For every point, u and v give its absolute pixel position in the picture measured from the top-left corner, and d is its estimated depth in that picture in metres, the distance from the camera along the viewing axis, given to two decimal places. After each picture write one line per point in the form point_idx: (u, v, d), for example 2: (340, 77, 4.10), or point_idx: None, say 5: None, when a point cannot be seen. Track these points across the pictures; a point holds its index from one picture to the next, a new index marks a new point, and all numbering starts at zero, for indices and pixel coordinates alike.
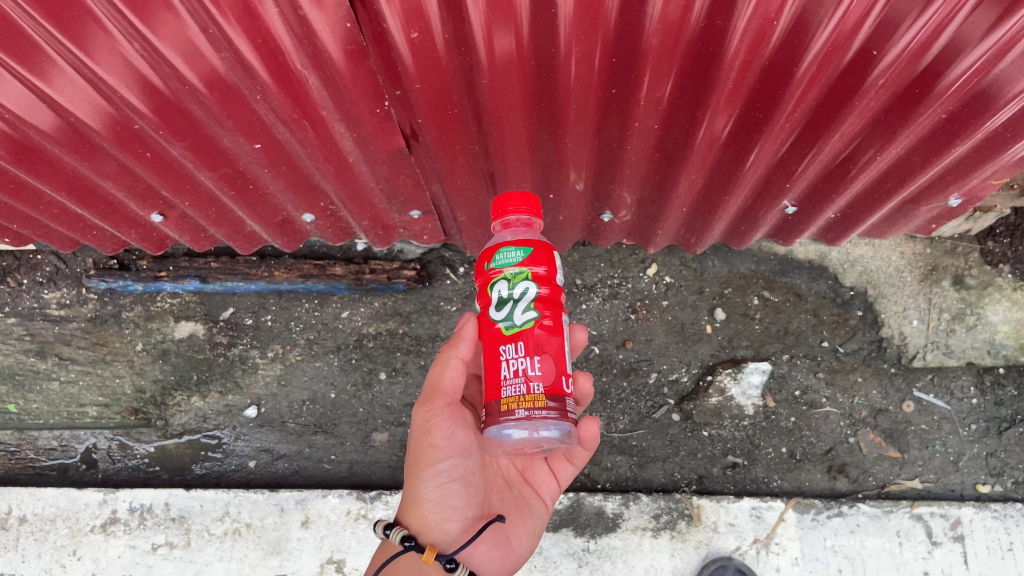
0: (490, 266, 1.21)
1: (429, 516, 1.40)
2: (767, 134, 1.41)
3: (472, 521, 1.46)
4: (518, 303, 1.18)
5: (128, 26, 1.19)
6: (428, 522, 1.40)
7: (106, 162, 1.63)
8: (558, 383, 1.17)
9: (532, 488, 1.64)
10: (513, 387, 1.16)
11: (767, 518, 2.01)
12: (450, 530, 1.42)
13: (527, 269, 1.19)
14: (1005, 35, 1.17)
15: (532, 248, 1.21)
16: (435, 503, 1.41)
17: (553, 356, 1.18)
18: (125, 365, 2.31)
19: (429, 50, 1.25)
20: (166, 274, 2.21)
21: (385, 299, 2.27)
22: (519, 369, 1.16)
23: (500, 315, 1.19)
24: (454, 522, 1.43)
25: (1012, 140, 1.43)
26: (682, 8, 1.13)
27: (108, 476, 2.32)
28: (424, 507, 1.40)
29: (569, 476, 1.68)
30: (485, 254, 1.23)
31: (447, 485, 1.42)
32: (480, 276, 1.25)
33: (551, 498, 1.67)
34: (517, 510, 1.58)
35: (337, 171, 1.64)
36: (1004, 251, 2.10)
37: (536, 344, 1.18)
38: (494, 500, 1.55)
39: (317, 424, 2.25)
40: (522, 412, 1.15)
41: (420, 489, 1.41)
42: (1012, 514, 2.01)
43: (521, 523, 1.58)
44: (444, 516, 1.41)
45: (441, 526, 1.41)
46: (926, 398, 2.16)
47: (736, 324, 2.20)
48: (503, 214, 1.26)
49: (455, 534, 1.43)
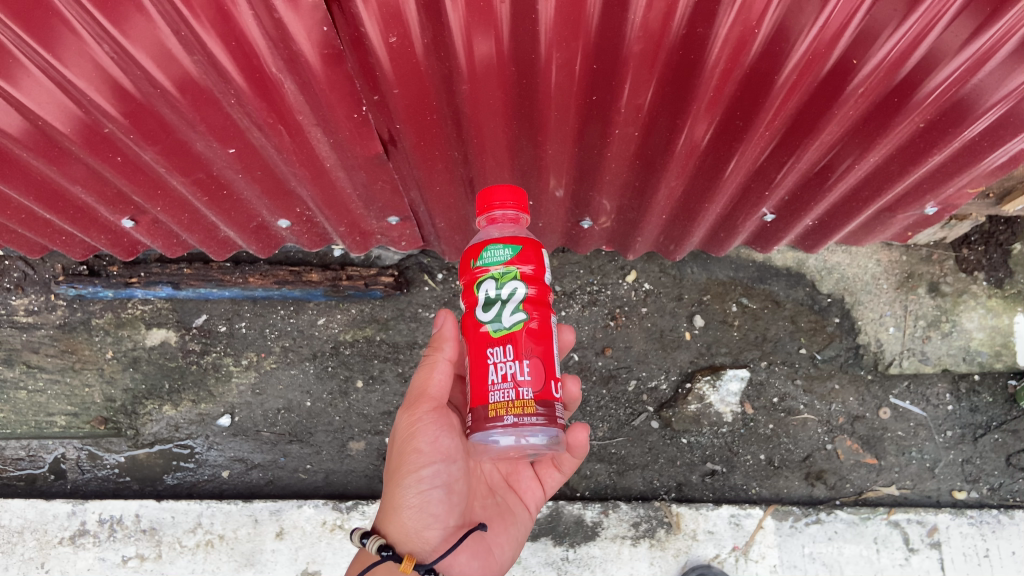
0: (477, 265, 1.19)
1: (408, 524, 1.37)
2: (747, 143, 1.41)
3: (453, 530, 1.43)
4: (507, 303, 1.16)
5: (98, 29, 1.16)
6: (406, 530, 1.37)
7: (76, 167, 1.59)
8: (546, 389, 1.16)
9: (516, 495, 1.63)
10: (502, 391, 1.14)
11: (746, 525, 2.00)
12: (430, 538, 1.39)
13: (515, 269, 1.17)
14: (983, 44, 1.17)
15: (520, 246, 1.19)
16: (416, 511, 1.38)
17: (542, 359, 1.17)
18: (95, 374, 2.25)
19: (407, 54, 1.23)
20: (137, 281, 2.16)
21: (362, 305, 2.23)
22: (507, 373, 1.14)
23: (487, 316, 1.17)
24: (434, 530, 1.39)
25: (988, 149, 1.44)
26: (663, 15, 1.12)
27: (77, 486, 2.27)
28: (403, 515, 1.38)
29: (555, 483, 1.67)
30: (471, 252, 1.21)
31: (429, 492, 1.39)
32: (465, 275, 1.22)
33: (534, 505, 1.65)
34: (500, 518, 1.56)
35: (314, 176, 1.61)
36: (979, 258, 2.12)
37: (524, 347, 1.16)
38: (477, 507, 1.52)
39: (292, 433, 2.22)
40: (511, 419, 1.13)
41: (400, 494, 1.38)
42: (987, 520, 2.02)
43: (503, 532, 1.55)
44: (424, 524, 1.38)
45: (420, 535, 1.38)
46: (902, 405, 2.17)
47: (714, 330, 2.20)
48: (489, 209, 1.25)
49: (435, 543, 1.40)
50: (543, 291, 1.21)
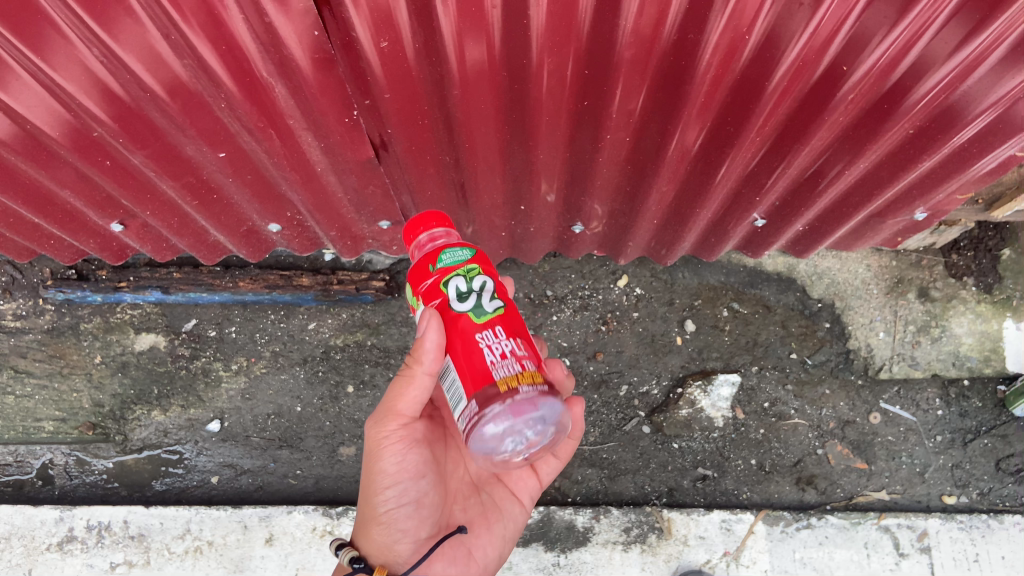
0: (437, 268, 1.12)
1: (379, 540, 1.39)
2: (738, 148, 1.42)
3: (428, 540, 1.43)
4: (482, 293, 1.10)
5: (87, 32, 1.15)
6: (377, 546, 1.39)
7: (65, 170, 1.58)
8: (541, 365, 1.08)
9: (505, 490, 1.58)
10: (506, 367, 1.03)
11: (737, 530, 2.01)
12: (402, 551, 1.40)
13: (477, 266, 1.13)
14: (972, 52, 1.18)
15: (474, 250, 1.16)
16: (385, 527, 1.38)
17: (528, 342, 1.10)
18: (83, 379, 2.24)
19: (399, 59, 1.23)
20: (126, 285, 2.15)
21: (353, 310, 2.23)
22: (505, 350, 1.05)
23: (467, 306, 1.09)
24: (405, 543, 1.40)
25: (977, 156, 1.45)
26: (655, 21, 1.13)
27: (65, 492, 2.26)
28: (373, 531, 1.39)
29: (550, 472, 1.62)
30: (422, 263, 1.13)
31: (397, 510, 1.38)
32: (421, 287, 1.13)
33: (524, 501, 1.59)
34: (483, 517, 1.52)
35: (304, 181, 1.60)
36: (968, 263, 2.14)
37: (512, 328, 1.09)
38: (456, 510, 1.50)
39: (282, 438, 2.21)
40: (526, 389, 1.02)
41: (369, 512, 1.38)
42: (977, 525, 2.04)
43: (486, 532, 1.51)
44: (394, 538, 1.39)
45: (391, 547, 1.39)
46: (892, 410, 2.18)
47: (706, 335, 2.20)
48: (418, 234, 1.18)
49: (408, 556, 1.40)
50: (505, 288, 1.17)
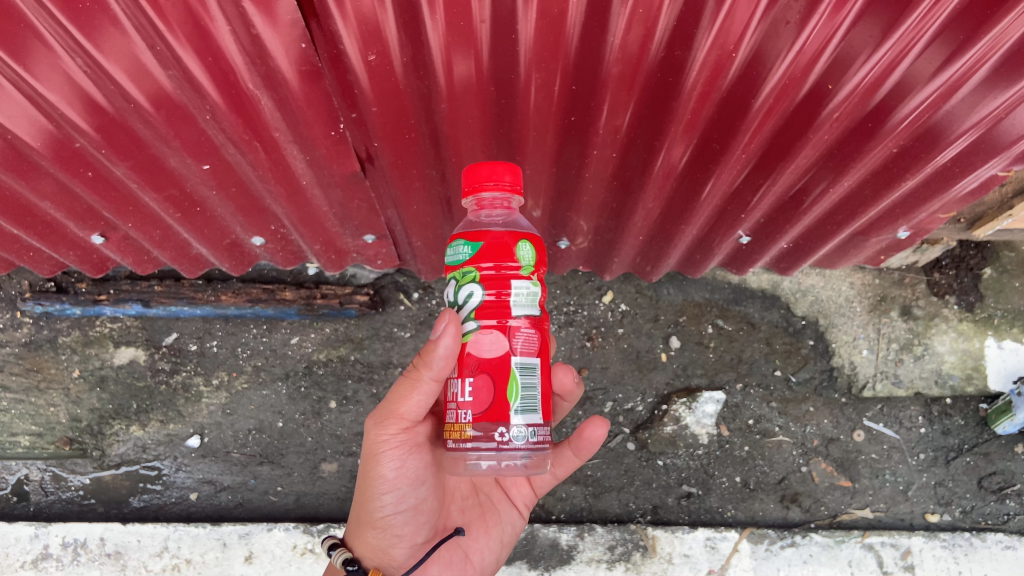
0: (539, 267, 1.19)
1: (373, 543, 1.38)
2: (723, 166, 1.42)
3: (422, 545, 1.43)
4: None
5: (71, 42, 1.14)
6: (371, 548, 1.39)
7: (45, 181, 1.56)
8: None
9: (501, 492, 1.59)
10: None
11: (721, 548, 2.01)
12: (397, 555, 1.40)
13: None
14: (954, 72, 1.19)
15: None
16: (380, 531, 1.37)
17: None
18: (60, 394, 2.20)
19: (386, 72, 1.22)
20: (106, 298, 2.12)
21: (336, 324, 2.20)
22: None
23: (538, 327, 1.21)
24: (400, 548, 1.40)
25: (959, 175, 1.46)
26: (642, 38, 1.13)
27: (40, 509, 2.22)
28: (367, 534, 1.38)
29: (546, 483, 1.61)
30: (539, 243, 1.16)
31: (394, 516, 1.37)
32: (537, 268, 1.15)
33: (524, 504, 1.61)
34: (481, 520, 1.54)
35: (289, 194, 1.59)
36: (950, 282, 2.16)
37: None
38: (454, 512, 1.51)
39: (263, 454, 2.18)
40: None
41: (365, 515, 1.36)
42: (960, 543, 2.06)
43: (484, 535, 1.53)
44: (389, 543, 1.39)
45: (386, 552, 1.39)
46: (876, 427, 2.18)
47: (690, 351, 2.19)
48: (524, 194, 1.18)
49: (401, 560, 1.41)
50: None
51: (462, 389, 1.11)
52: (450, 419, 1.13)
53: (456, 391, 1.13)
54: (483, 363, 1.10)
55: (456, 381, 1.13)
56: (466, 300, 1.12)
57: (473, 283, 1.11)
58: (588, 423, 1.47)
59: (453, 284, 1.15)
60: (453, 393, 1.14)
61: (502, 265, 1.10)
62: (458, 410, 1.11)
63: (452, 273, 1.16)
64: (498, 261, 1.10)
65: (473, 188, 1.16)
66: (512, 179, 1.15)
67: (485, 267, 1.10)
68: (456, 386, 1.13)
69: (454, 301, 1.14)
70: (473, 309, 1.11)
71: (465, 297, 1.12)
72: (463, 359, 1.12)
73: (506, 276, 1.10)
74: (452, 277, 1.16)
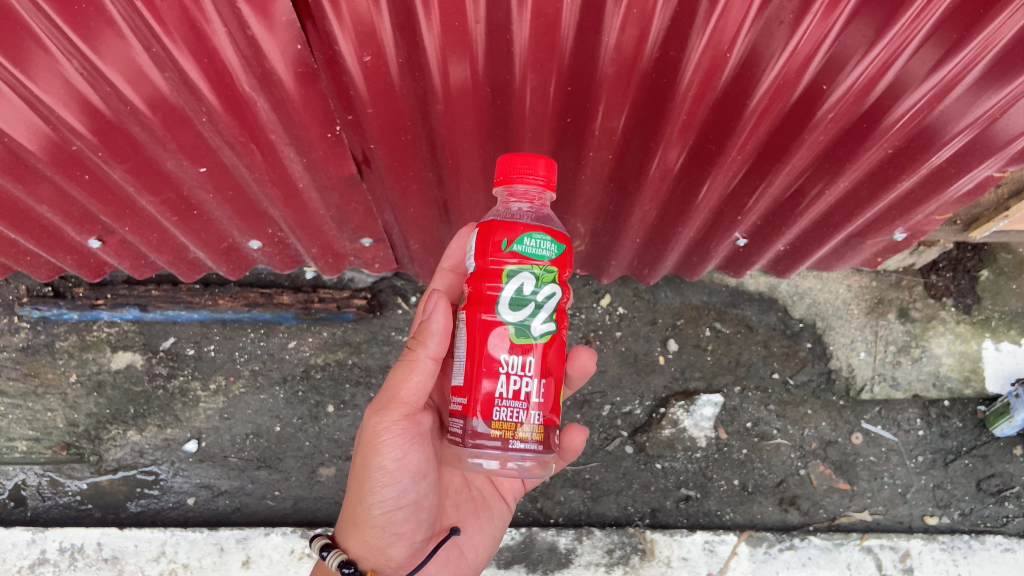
0: None
1: (371, 542, 1.36)
2: (719, 167, 1.42)
3: (422, 544, 1.43)
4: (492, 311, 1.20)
5: (68, 44, 1.14)
6: (369, 548, 1.37)
7: (43, 185, 1.56)
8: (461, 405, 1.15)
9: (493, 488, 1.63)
10: None
11: (720, 551, 2.00)
12: (396, 555, 1.39)
13: None
14: (948, 72, 1.19)
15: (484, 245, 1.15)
16: (380, 530, 1.36)
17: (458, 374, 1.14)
18: (57, 399, 2.19)
19: (382, 74, 1.22)
20: (103, 303, 2.12)
21: (334, 328, 2.20)
22: None
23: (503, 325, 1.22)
24: (399, 547, 1.39)
25: (955, 176, 1.46)
26: (637, 38, 1.13)
27: (37, 514, 2.20)
28: (364, 532, 1.36)
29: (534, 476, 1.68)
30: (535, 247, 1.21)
31: (394, 512, 1.35)
32: None
33: (511, 497, 1.66)
34: (474, 515, 1.56)
35: (286, 197, 1.59)
36: (947, 284, 2.17)
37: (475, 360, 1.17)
38: (449, 508, 1.52)
39: (260, 459, 2.18)
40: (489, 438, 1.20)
41: (363, 513, 1.35)
42: (959, 546, 2.05)
43: (477, 531, 1.56)
44: (387, 542, 1.37)
45: (384, 552, 1.38)
46: (874, 430, 2.18)
47: (689, 354, 2.18)
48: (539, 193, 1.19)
49: (400, 560, 1.40)
50: (474, 282, 1.10)
51: (535, 390, 1.08)
52: (510, 418, 1.05)
53: (523, 390, 1.07)
54: (552, 368, 1.10)
55: (524, 379, 1.07)
56: (548, 299, 1.08)
57: (556, 283, 1.09)
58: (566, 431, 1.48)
59: (524, 277, 1.07)
60: (509, 390, 1.06)
61: (568, 271, 1.13)
62: (530, 411, 1.07)
63: (520, 263, 1.06)
64: (568, 266, 1.12)
65: (517, 179, 1.11)
66: (553, 180, 1.13)
67: (561, 270, 1.10)
68: (526, 385, 1.07)
69: (529, 296, 1.07)
70: (551, 310, 1.09)
71: (547, 296, 1.08)
72: (538, 359, 1.08)
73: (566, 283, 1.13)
74: (521, 269, 1.06)
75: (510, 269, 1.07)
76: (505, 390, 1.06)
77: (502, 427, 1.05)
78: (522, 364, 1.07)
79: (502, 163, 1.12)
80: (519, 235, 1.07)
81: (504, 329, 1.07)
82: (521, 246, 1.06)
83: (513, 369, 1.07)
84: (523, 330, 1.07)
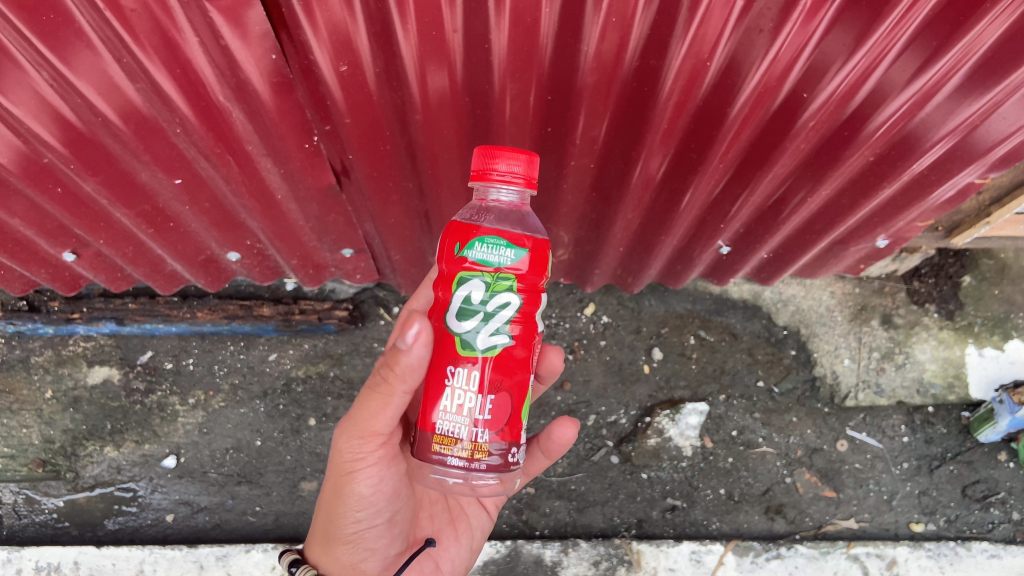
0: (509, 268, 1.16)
1: (343, 559, 1.37)
2: (701, 175, 1.42)
3: (396, 556, 1.43)
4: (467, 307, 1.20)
5: (36, 56, 1.12)
6: (340, 564, 1.38)
7: (15, 199, 1.53)
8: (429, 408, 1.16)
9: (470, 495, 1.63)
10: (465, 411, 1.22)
11: (706, 562, 2.00)
12: (369, 569, 1.39)
13: None
14: (929, 80, 1.19)
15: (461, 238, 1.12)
16: (350, 547, 1.36)
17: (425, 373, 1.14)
18: (32, 415, 2.15)
19: (359, 83, 1.20)
20: (79, 317, 2.07)
21: (315, 340, 2.18)
22: None
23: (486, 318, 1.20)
24: (372, 563, 1.39)
25: (936, 183, 1.47)
26: (616, 47, 1.12)
27: (14, 532, 2.15)
28: (336, 548, 1.36)
29: None
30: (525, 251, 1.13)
31: (367, 529, 1.35)
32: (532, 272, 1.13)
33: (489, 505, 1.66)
34: (450, 526, 1.56)
35: (264, 208, 1.56)
36: (929, 290, 2.18)
37: None
38: (424, 520, 1.52)
39: (241, 474, 2.14)
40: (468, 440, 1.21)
41: (335, 533, 1.34)
42: (945, 552, 2.07)
43: (454, 542, 1.55)
44: (360, 557, 1.38)
45: (357, 566, 1.38)
46: (859, 437, 2.18)
47: (673, 363, 2.17)
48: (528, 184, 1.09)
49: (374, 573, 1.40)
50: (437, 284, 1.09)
51: (481, 407, 1.05)
52: (450, 433, 1.05)
53: (468, 406, 1.05)
54: (507, 382, 1.06)
55: (466, 395, 1.05)
56: (499, 309, 1.03)
57: (512, 293, 1.03)
58: (558, 426, 1.46)
59: (473, 286, 1.03)
60: (452, 403, 1.05)
61: (536, 278, 1.06)
62: (474, 429, 1.05)
63: (471, 269, 1.03)
64: (531, 273, 1.05)
65: (495, 175, 1.04)
66: (534, 176, 1.07)
67: (522, 278, 1.04)
68: (469, 401, 1.05)
69: (476, 305, 1.03)
70: (505, 322, 1.04)
71: (498, 305, 1.03)
72: (485, 374, 1.05)
73: (535, 291, 1.07)
74: (470, 276, 1.03)
75: (460, 275, 1.03)
76: (448, 404, 1.05)
77: (442, 441, 1.05)
78: (467, 378, 1.05)
79: (479, 158, 1.05)
80: (473, 239, 1.03)
81: (451, 340, 1.05)
82: (473, 251, 1.03)
83: (457, 383, 1.05)
84: (469, 341, 1.04)
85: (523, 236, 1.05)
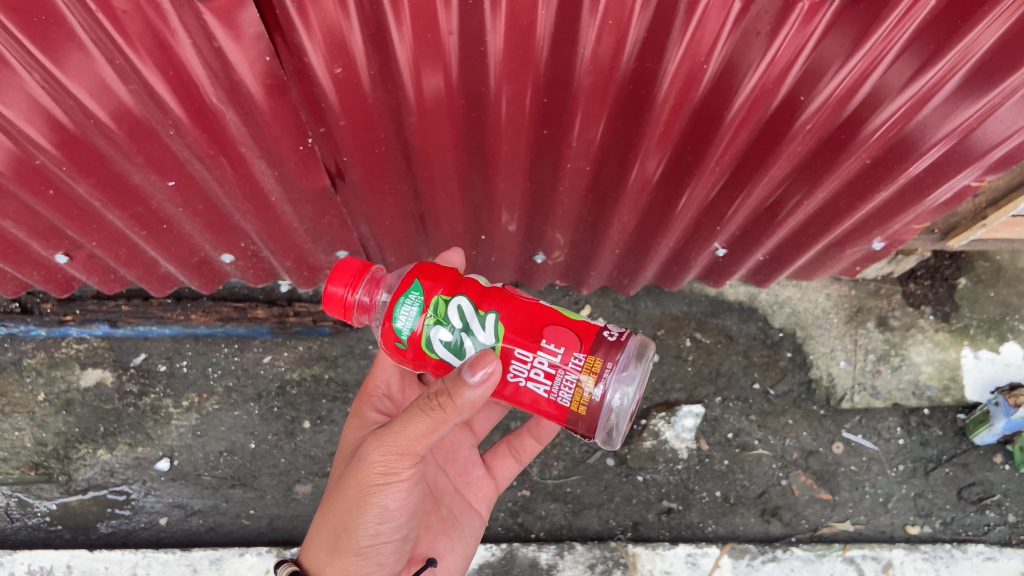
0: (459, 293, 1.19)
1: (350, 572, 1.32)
2: (697, 178, 1.41)
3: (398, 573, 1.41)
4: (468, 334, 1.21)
5: (27, 57, 1.11)
6: None
7: (7, 201, 1.52)
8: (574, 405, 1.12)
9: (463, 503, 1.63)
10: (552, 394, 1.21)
11: (702, 564, 1.99)
12: None
13: None
14: (926, 81, 1.18)
15: None
16: (361, 560, 1.32)
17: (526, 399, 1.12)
18: (24, 417, 2.14)
19: (353, 85, 1.20)
20: (71, 318, 2.14)
21: (310, 342, 2.18)
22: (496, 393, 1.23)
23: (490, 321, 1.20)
24: None
25: (933, 185, 1.46)
26: (613, 49, 1.11)
27: (5, 536, 2.11)
28: (344, 560, 1.31)
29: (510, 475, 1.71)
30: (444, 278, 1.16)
31: (382, 542, 1.33)
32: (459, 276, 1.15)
33: (479, 508, 1.65)
34: (446, 535, 1.56)
35: (258, 211, 1.56)
36: (925, 293, 2.19)
37: None
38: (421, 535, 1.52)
39: (235, 476, 2.11)
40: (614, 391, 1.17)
41: (350, 543, 1.30)
42: (941, 555, 2.05)
43: (451, 551, 1.55)
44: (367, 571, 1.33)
45: None
46: (855, 439, 2.17)
47: (669, 365, 2.18)
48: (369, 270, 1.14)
49: None
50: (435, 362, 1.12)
51: (550, 355, 1.02)
52: (572, 392, 1.00)
53: (547, 367, 1.02)
54: (533, 322, 1.03)
55: (538, 365, 1.02)
56: (462, 315, 1.05)
57: (450, 301, 1.05)
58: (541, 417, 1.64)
59: (436, 332, 1.05)
60: (544, 381, 1.02)
61: (445, 277, 1.08)
62: (571, 369, 1.00)
63: (421, 333, 1.06)
64: (442, 277, 1.08)
65: (355, 299, 1.11)
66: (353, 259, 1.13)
67: (442, 287, 1.06)
68: (541, 367, 1.02)
69: (454, 335, 1.05)
70: (475, 313, 1.05)
71: (457, 316, 1.05)
72: (518, 343, 1.03)
73: (460, 281, 1.08)
74: (427, 334, 1.06)
75: (423, 342, 1.06)
76: (544, 386, 1.02)
77: (579, 402, 1.00)
78: (521, 361, 1.03)
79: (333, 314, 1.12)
80: (393, 324, 1.07)
81: None
82: (404, 326, 1.06)
83: (526, 372, 1.03)
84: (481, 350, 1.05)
85: (408, 277, 1.08)
